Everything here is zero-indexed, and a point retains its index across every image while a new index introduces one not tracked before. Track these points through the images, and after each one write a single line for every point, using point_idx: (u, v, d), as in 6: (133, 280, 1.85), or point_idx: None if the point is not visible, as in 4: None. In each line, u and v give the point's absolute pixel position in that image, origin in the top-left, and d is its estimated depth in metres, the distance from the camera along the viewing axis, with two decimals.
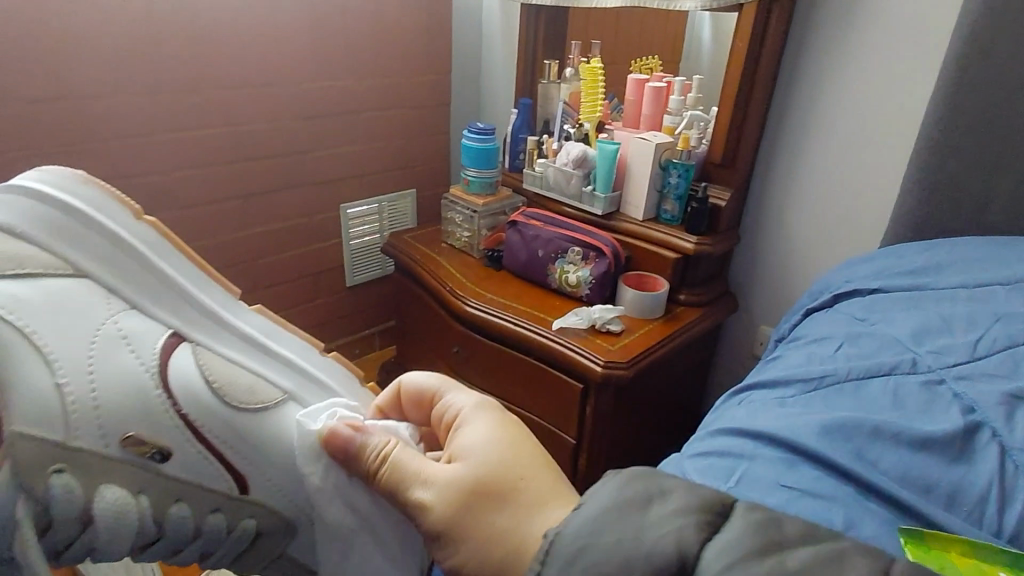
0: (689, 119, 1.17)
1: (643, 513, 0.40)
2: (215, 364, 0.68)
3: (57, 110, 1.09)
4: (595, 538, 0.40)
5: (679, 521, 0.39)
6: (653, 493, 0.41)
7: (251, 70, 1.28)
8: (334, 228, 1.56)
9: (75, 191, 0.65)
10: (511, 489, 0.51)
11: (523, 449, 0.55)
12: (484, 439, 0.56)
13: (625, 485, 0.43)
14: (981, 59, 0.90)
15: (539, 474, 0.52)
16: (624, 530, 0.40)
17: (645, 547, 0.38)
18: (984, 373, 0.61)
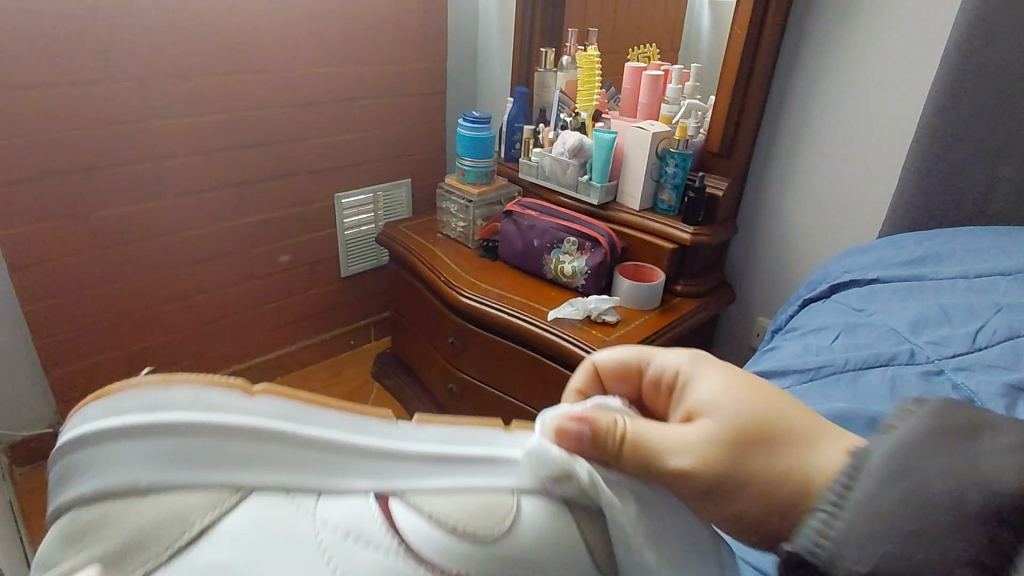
0: (686, 108, 1.15)
1: (975, 443, 0.35)
2: (416, 517, 0.35)
3: (47, 96, 1.07)
4: (919, 478, 0.35)
5: (1016, 453, 0.34)
6: (978, 425, 0.36)
7: (245, 55, 1.26)
8: (328, 218, 1.55)
9: (109, 431, 0.33)
10: (772, 433, 0.41)
11: (770, 390, 0.44)
12: (722, 381, 0.44)
13: (936, 416, 0.38)
14: (985, 46, 0.88)
15: (795, 412, 0.43)
16: (956, 457, 0.35)
17: (981, 477, 0.34)
18: (984, 364, 0.61)
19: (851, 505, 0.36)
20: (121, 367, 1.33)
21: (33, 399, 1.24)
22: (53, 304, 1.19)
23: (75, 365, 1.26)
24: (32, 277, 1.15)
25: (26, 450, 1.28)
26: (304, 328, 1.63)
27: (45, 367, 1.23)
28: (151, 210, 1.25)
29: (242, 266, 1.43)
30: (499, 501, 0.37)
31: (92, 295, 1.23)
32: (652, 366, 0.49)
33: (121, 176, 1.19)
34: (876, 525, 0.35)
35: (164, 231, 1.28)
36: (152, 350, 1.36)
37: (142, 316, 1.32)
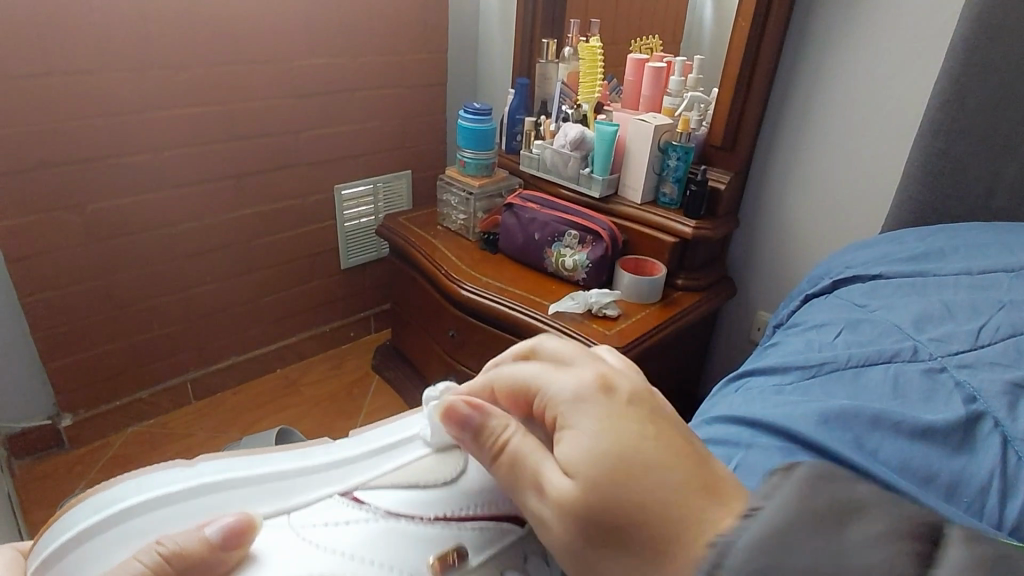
0: (689, 101, 1.14)
1: (838, 532, 0.30)
2: (387, 492, 0.53)
3: (44, 87, 1.06)
4: (782, 563, 0.30)
5: (887, 544, 0.29)
6: (848, 508, 0.31)
7: (245, 44, 1.25)
8: (327, 210, 1.54)
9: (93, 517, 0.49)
10: (633, 502, 0.38)
11: (649, 441, 0.40)
12: (596, 431, 0.41)
13: (807, 484, 0.33)
14: (992, 38, 0.87)
15: (668, 471, 0.38)
16: (820, 548, 0.30)
17: (846, 573, 0.28)
18: (986, 361, 0.60)
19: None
20: (119, 359, 1.33)
21: (32, 390, 1.24)
22: (52, 296, 1.19)
23: (74, 356, 1.26)
24: (30, 268, 1.15)
25: (26, 441, 1.28)
26: (303, 320, 1.63)
27: (44, 359, 1.23)
28: (149, 202, 1.24)
29: (241, 258, 1.43)
30: (435, 460, 0.56)
31: (91, 287, 1.23)
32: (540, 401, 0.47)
33: (119, 167, 1.18)
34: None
35: (163, 223, 1.28)
36: (151, 342, 1.36)
37: (141, 308, 1.31)
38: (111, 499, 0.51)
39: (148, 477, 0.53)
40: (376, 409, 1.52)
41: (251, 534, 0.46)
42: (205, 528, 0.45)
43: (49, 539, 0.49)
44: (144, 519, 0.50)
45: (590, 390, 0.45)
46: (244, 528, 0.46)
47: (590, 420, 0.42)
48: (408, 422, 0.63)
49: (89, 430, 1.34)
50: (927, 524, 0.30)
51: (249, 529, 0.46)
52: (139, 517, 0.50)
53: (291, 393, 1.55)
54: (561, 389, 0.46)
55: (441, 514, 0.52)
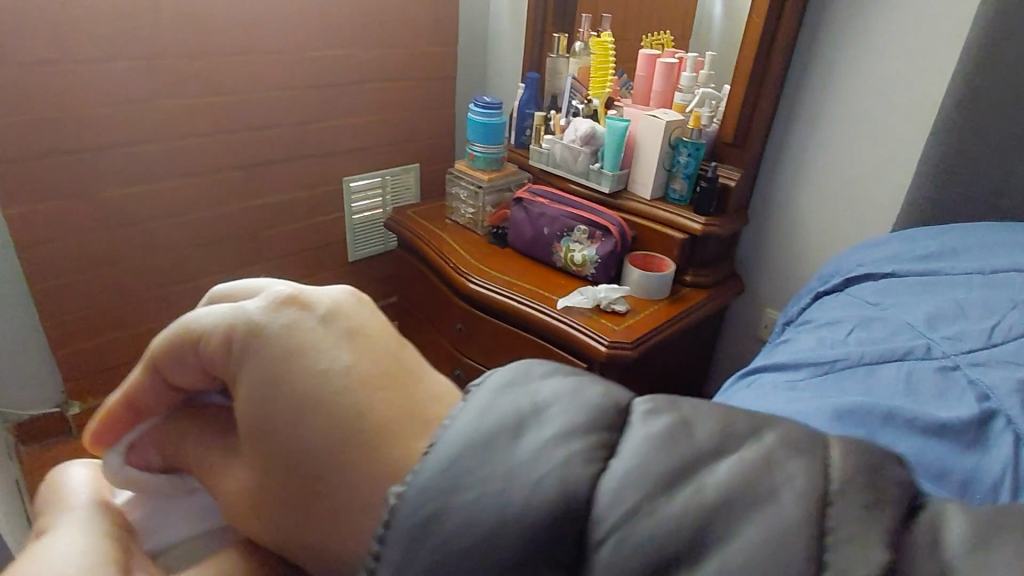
0: (700, 97, 1.14)
1: (513, 445, 0.31)
2: None
3: (55, 76, 1.06)
4: (455, 491, 0.30)
5: (559, 455, 0.31)
6: (527, 419, 0.32)
7: (255, 35, 1.25)
8: (336, 202, 1.54)
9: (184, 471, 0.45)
10: (337, 441, 0.35)
11: (373, 360, 0.38)
12: (295, 349, 0.37)
13: (493, 405, 0.33)
14: (1007, 39, 0.87)
15: (381, 391, 0.36)
16: (489, 474, 0.30)
17: (514, 497, 0.30)
18: (999, 360, 0.60)
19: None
20: (128, 348, 1.33)
21: (42, 377, 1.25)
22: (62, 284, 1.19)
23: (83, 345, 1.27)
24: (41, 256, 1.15)
25: (35, 428, 1.29)
26: None
27: (54, 347, 1.23)
28: (159, 191, 1.24)
29: (249, 249, 1.43)
30: None
31: (100, 276, 1.23)
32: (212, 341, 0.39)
33: (129, 157, 1.18)
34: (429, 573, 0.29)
35: (172, 213, 1.28)
36: (159, 332, 1.36)
37: (149, 297, 1.32)
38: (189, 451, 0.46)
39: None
40: None
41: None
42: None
43: (139, 474, 0.46)
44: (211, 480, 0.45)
45: (277, 316, 0.38)
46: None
47: (263, 347, 0.37)
48: None
49: None
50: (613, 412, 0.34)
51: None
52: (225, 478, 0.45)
53: None
54: (234, 318, 0.38)
55: None
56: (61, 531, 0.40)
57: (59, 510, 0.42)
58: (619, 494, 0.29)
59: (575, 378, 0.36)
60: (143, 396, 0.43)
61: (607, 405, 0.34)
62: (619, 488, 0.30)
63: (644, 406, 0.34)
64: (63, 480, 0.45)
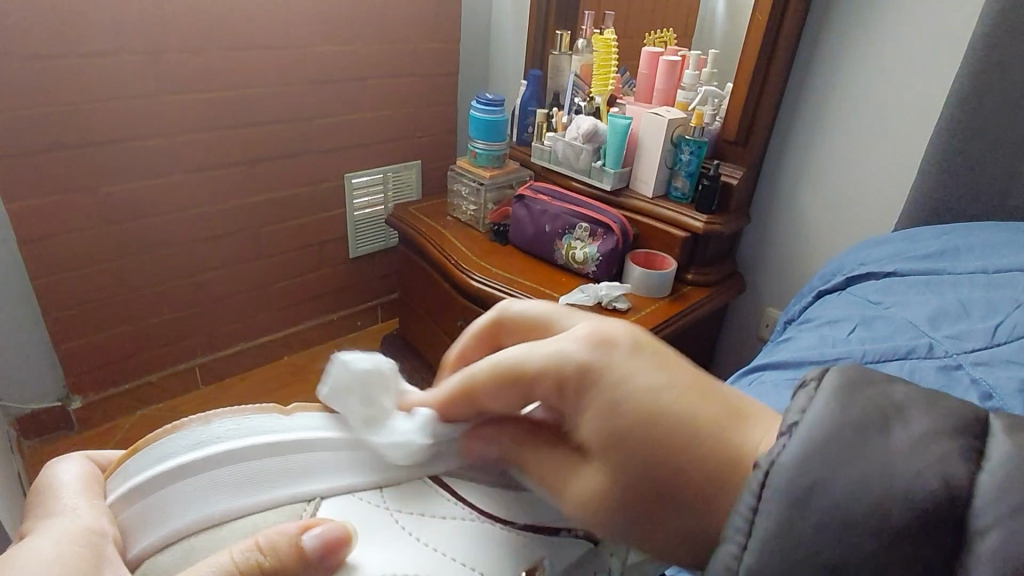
0: (703, 95, 1.14)
1: (885, 438, 0.29)
2: (473, 485, 0.48)
3: (58, 69, 1.05)
4: (830, 471, 0.29)
5: (934, 447, 0.28)
6: (889, 411, 0.30)
7: (258, 29, 1.25)
8: (338, 198, 1.54)
9: (208, 442, 0.43)
10: (677, 466, 0.36)
11: (681, 383, 0.39)
12: (621, 395, 0.38)
13: (837, 390, 0.32)
14: (1012, 36, 0.87)
15: (706, 401, 0.38)
16: (867, 456, 0.29)
17: (900, 482, 0.27)
18: (1003, 359, 0.60)
19: (758, 539, 0.30)
20: (129, 343, 1.33)
21: (43, 373, 1.25)
22: (63, 278, 1.19)
23: (85, 339, 1.27)
24: (42, 250, 1.15)
25: (36, 423, 1.29)
26: (312, 308, 1.63)
27: (55, 341, 1.23)
28: (161, 186, 1.24)
29: (251, 245, 1.43)
30: None
31: (102, 270, 1.23)
32: (542, 370, 0.42)
33: (132, 151, 1.18)
34: (784, 557, 0.28)
35: (175, 208, 1.28)
36: (161, 326, 1.37)
37: (150, 293, 1.32)
38: (210, 432, 0.44)
39: (242, 421, 0.45)
40: None
41: (344, 554, 0.40)
42: (302, 533, 0.40)
43: (135, 467, 0.43)
44: (233, 467, 0.43)
45: (594, 353, 0.41)
46: (338, 543, 0.40)
47: (601, 382, 0.39)
48: None
49: (98, 413, 1.35)
50: (975, 415, 0.30)
51: (344, 542, 0.40)
52: (229, 457, 0.43)
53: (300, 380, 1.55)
54: (554, 357, 0.42)
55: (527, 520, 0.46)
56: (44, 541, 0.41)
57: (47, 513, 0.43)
58: (1005, 493, 0.27)
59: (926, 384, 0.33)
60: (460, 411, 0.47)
61: (965, 408, 0.31)
62: (1001, 490, 0.27)
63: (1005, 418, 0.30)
64: (54, 477, 0.45)
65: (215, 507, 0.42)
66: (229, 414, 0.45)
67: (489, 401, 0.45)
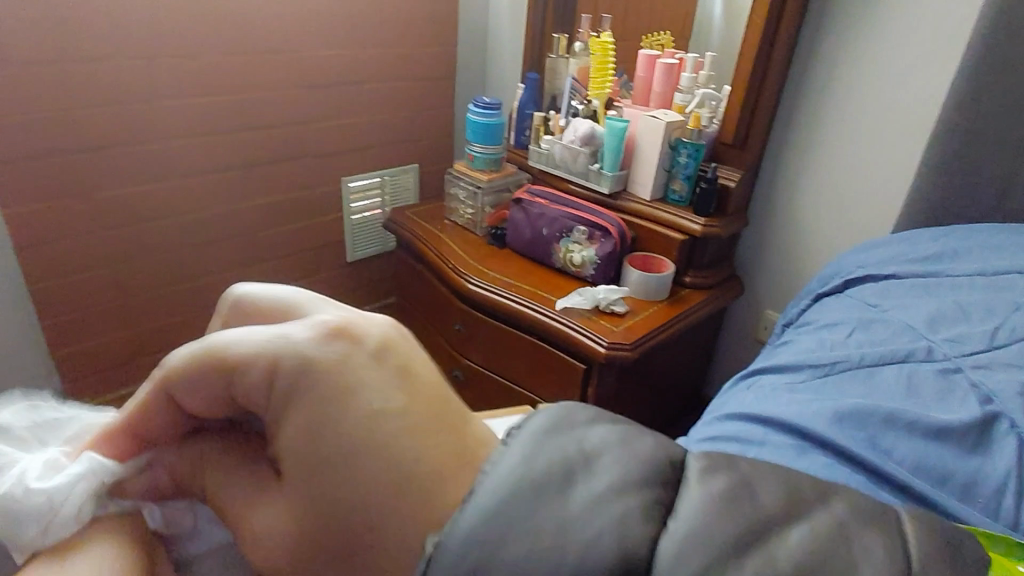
0: (700, 98, 1.13)
1: (566, 496, 0.34)
2: None
3: (53, 74, 1.05)
4: (516, 530, 0.33)
5: (613, 504, 0.34)
6: (578, 467, 0.36)
7: (256, 34, 1.25)
8: (335, 202, 1.54)
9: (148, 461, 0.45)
10: (382, 496, 0.38)
11: (407, 404, 0.41)
12: (373, 406, 0.40)
13: (545, 450, 0.37)
14: (1010, 40, 0.87)
15: (438, 442, 0.40)
16: (546, 514, 0.34)
17: (576, 550, 0.32)
18: (1002, 362, 0.60)
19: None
20: (126, 348, 1.33)
21: (39, 378, 1.25)
22: (59, 283, 1.18)
23: (81, 344, 1.26)
24: (38, 255, 1.14)
25: None
26: None
27: (51, 347, 1.23)
28: (158, 191, 1.24)
29: (249, 249, 1.43)
30: None
31: (98, 276, 1.23)
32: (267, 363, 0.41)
33: (129, 156, 1.18)
34: None
35: (170, 213, 1.27)
36: (158, 332, 1.36)
37: (147, 298, 1.31)
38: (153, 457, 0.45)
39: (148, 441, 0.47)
40: None
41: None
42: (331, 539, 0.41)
43: (123, 471, 0.44)
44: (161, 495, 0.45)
45: (325, 349, 0.42)
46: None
47: (316, 389, 0.40)
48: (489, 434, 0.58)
49: None
50: (667, 473, 0.37)
51: None
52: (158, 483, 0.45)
53: None
54: (270, 343, 0.41)
55: None
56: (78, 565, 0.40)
57: (73, 520, 0.42)
58: (684, 555, 0.32)
59: (622, 429, 0.39)
60: (151, 429, 0.44)
61: (663, 462, 0.38)
62: (681, 549, 0.32)
63: (700, 464, 0.38)
64: (73, 460, 0.43)
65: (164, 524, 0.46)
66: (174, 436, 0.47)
67: (194, 406, 0.43)
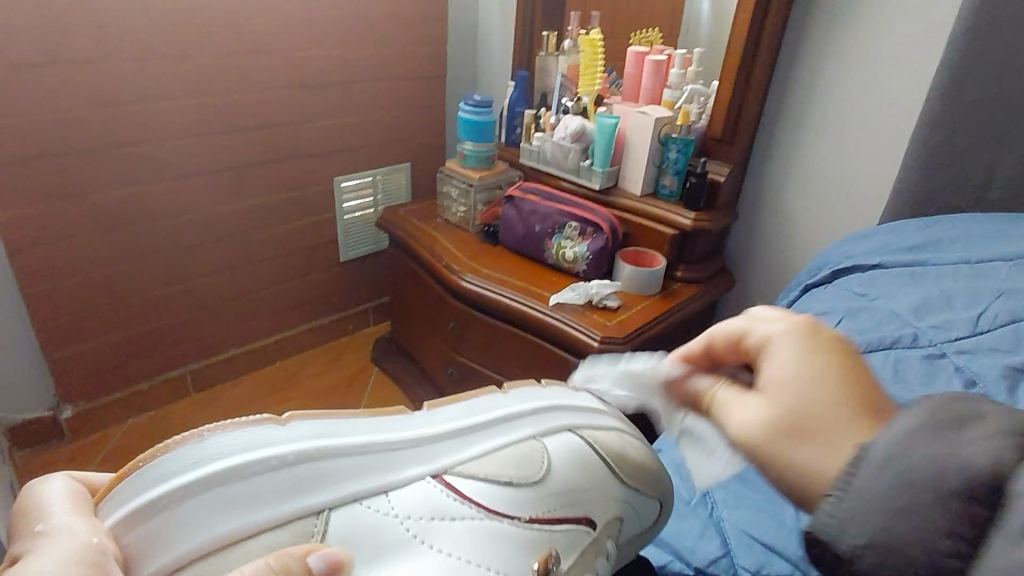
0: (689, 93, 1.15)
1: (957, 433, 0.34)
2: (471, 480, 0.62)
3: (42, 77, 1.05)
4: (911, 450, 0.35)
5: (999, 443, 0.32)
6: (965, 414, 0.34)
7: (245, 34, 1.25)
8: (327, 201, 1.54)
9: (224, 451, 0.54)
10: (806, 414, 0.43)
11: (847, 366, 0.45)
12: (812, 359, 0.46)
13: (933, 404, 0.36)
14: (991, 32, 0.88)
15: (842, 386, 0.43)
16: (934, 446, 0.34)
17: (958, 464, 0.33)
18: (986, 347, 0.61)
19: (847, 500, 0.36)
20: (121, 350, 1.33)
21: (34, 382, 1.25)
22: (52, 286, 1.18)
23: (76, 346, 1.26)
24: (30, 258, 1.14)
25: (28, 433, 1.28)
26: (305, 313, 1.63)
27: (44, 350, 1.23)
28: (150, 193, 1.24)
29: (242, 249, 1.43)
30: (516, 458, 0.65)
31: (92, 279, 1.23)
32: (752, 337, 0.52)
33: (119, 158, 1.18)
34: (862, 520, 0.35)
35: (163, 216, 1.28)
36: (153, 334, 1.36)
37: (141, 300, 1.31)
38: (207, 449, 0.54)
39: (230, 438, 0.56)
40: (376, 402, 1.52)
41: (342, 573, 0.46)
42: (305, 555, 0.45)
43: (129, 491, 0.49)
44: (227, 488, 0.52)
45: (790, 331, 0.50)
46: (338, 564, 0.46)
47: (796, 348, 0.48)
48: (483, 407, 0.70)
49: (91, 421, 1.34)
50: None
51: (341, 565, 0.46)
52: (211, 492, 0.51)
53: (292, 386, 1.56)
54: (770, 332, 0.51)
55: (535, 515, 0.62)
56: (49, 546, 0.41)
57: (27, 531, 0.43)
58: None
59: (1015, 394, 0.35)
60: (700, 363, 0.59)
61: None
62: None
63: None
64: (39, 494, 0.46)
65: (208, 537, 0.49)
66: (221, 432, 0.56)
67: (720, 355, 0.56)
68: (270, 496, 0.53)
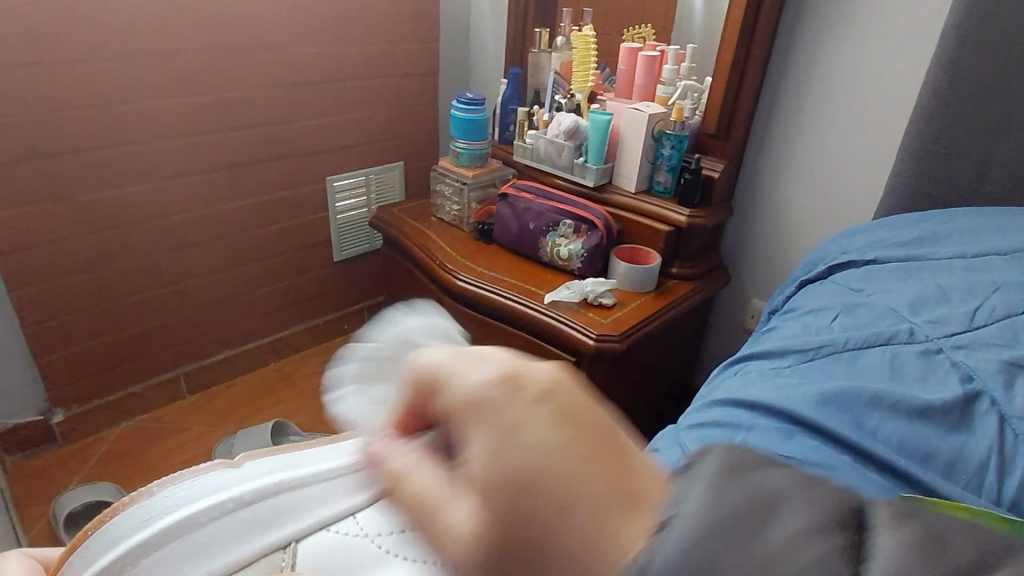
0: (683, 89, 1.14)
1: (754, 537, 0.27)
2: None
3: (30, 78, 1.04)
4: (701, 574, 0.26)
5: (807, 547, 0.26)
6: (760, 505, 0.29)
7: (236, 32, 1.24)
8: (320, 201, 1.53)
9: (184, 500, 0.59)
10: (528, 522, 0.29)
11: (566, 442, 0.31)
12: (513, 431, 0.31)
13: (709, 503, 0.30)
14: (984, 25, 0.88)
15: (571, 482, 0.30)
16: (731, 566, 0.27)
17: None
18: (983, 342, 0.61)
19: None
20: (113, 353, 1.32)
21: (26, 386, 1.24)
22: (42, 290, 1.17)
23: (67, 350, 1.25)
24: (20, 261, 1.13)
25: (20, 438, 1.27)
26: (299, 313, 1.63)
27: (35, 354, 1.22)
28: (141, 194, 1.23)
29: (235, 250, 1.42)
30: None
31: (83, 281, 1.22)
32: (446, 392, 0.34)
33: (109, 159, 1.17)
34: None
35: (154, 217, 1.26)
36: (144, 336, 1.35)
37: (133, 303, 1.30)
38: (164, 504, 0.58)
39: (186, 488, 0.60)
40: None
41: None
42: None
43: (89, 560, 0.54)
44: (190, 536, 0.57)
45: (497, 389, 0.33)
46: None
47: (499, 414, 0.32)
48: None
49: (83, 425, 1.33)
50: (850, 509, 0.28)
51: None
52: (182, 543, 0.56)
53: (287, 386, 1.55)
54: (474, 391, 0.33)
55: None
56: None
57: None
58: None
59: (803, 474, 0.32)
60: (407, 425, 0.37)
61: (843, 501, 0.29)
62: None
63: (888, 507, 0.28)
64: None
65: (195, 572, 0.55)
66: (173, 485, 0.60)
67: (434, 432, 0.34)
68: (229, 540, 0.57)
